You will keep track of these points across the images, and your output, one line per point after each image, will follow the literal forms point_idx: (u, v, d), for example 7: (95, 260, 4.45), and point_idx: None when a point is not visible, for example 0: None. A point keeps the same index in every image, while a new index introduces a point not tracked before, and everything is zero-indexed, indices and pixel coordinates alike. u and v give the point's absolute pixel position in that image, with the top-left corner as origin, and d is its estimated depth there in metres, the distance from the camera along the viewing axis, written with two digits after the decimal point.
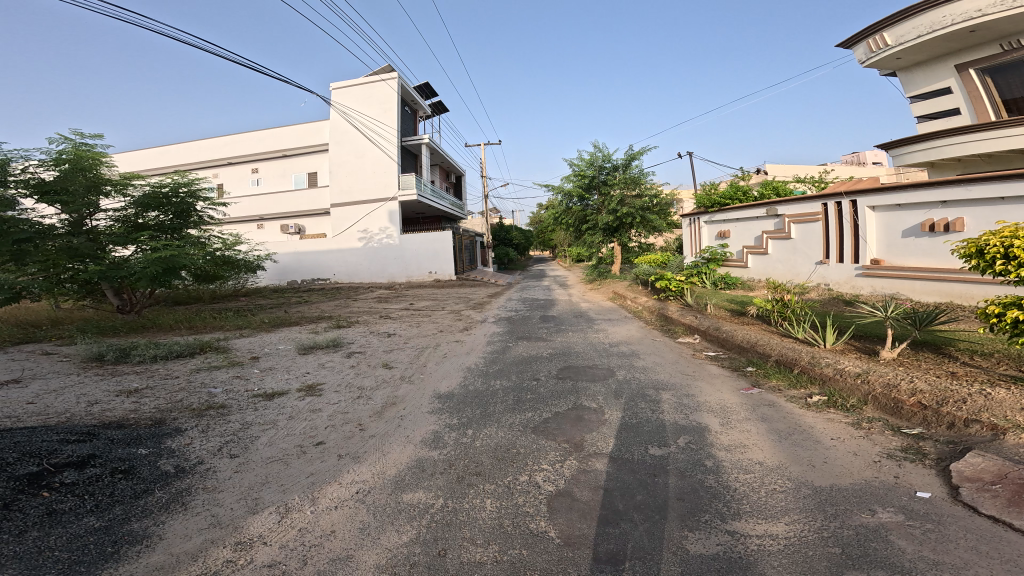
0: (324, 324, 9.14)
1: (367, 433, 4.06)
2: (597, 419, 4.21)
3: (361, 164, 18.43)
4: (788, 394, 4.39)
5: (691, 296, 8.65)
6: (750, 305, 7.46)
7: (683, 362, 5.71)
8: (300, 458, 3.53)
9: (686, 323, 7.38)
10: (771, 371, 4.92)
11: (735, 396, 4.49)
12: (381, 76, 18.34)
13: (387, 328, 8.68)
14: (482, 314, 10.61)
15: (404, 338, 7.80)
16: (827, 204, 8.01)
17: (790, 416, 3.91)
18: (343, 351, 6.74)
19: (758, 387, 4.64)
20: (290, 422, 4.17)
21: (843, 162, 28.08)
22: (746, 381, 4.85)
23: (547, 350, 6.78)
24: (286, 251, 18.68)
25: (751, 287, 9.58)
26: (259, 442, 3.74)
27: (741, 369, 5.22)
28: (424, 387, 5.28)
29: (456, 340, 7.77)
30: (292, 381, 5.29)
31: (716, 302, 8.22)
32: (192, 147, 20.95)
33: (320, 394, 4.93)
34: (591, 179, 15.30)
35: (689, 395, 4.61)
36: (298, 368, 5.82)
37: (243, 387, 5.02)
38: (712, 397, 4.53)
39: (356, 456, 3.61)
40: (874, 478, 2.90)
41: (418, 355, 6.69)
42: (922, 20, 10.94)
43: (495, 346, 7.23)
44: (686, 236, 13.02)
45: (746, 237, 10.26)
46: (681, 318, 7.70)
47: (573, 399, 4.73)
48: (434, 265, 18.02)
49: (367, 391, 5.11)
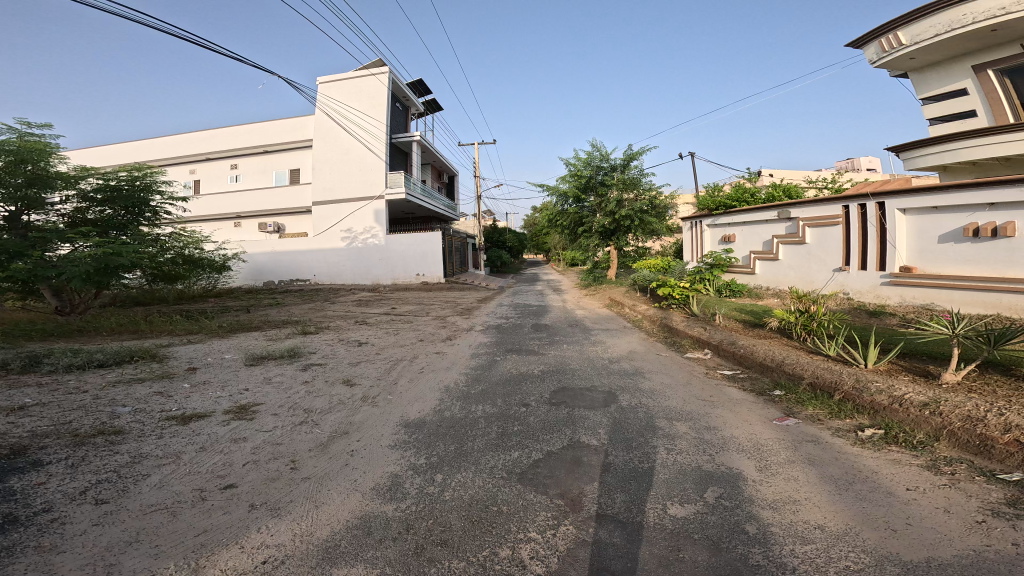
0: (288, 329, 8.22)
1: (303, 474, 3.19)
2: (598, 462, 3.39)
3: (346, 160, 17.51)
4: (832, 425, 3.68)
5: (697, 305, 7.86)
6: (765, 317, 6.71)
7: (696, 384, 4.92)
8: (192, 508, 2.67)
9: (693, 336, 6.60)
10: (805, 398, 4.16)
11: (769, 430, 3.73)
12: (370, 70, 17.50)
13: (360, 336, 7.77)
14: (468, 321, 9.73)
15: (377, 348, 6.91)
16: (848, 206, 7.33)
17: (844, 457, 3.22)
18: (300, 363, 5.84)
19: (794, 419, 3.89)
20: (198, 457, 3.29)
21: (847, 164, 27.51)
22: (778, 411, 4.06)
23: (538, 367, 5.94)
24: (262, 250, 17.62)
25: (759, 295, 8.87)
26: (146, 483, 2.87)
27: (767, 393, 4.45)
28: (391, 413, 4.42)
29: (437, 352, 6.90)
30: (222, 401, 4.40)
31: (725, 312, 7.48)
32: (167, 141, 19.89)
33: (253, 419, 4.03)
34: (587, 179, 14.50)
35: (711, 430, 3.83)
36: (236, 384, 4.92)
37: (159, 408, 4.15)
38: (739, 433, 3.73)
39: (275, 508, 2.74)
40: (985, 546, 2.19)
41: (390, 370, 5.79)
42: (940, 18, 10.68)
43: (480, 360, 6.39)
44: (687, 240, 12.30)
45: (753, 242, 9.57)
46: (688, 330, 6.90)
47: (567, 433, 3.90)
48: (422, 266, 17.12)
49: (315, 416, 4.22)
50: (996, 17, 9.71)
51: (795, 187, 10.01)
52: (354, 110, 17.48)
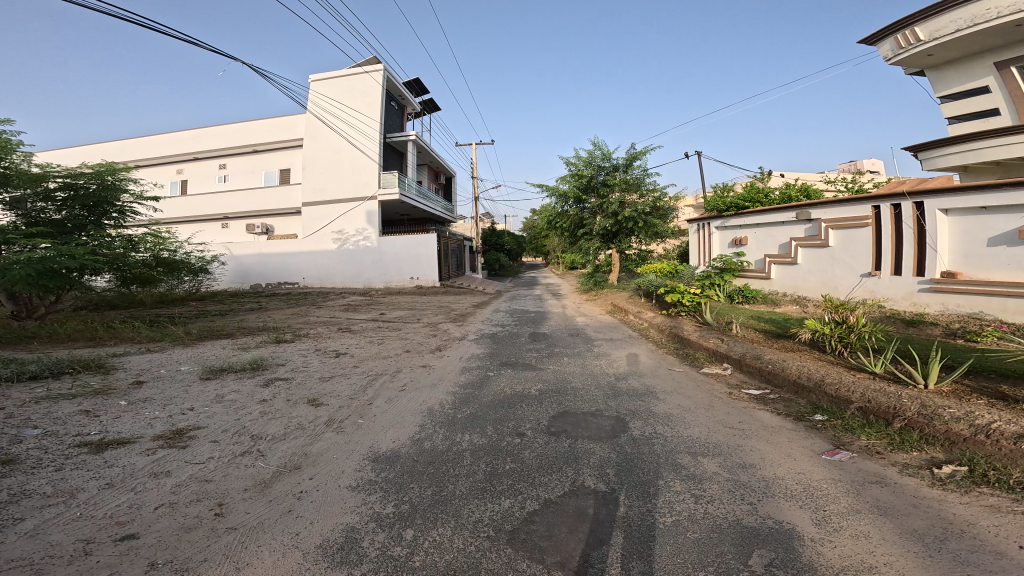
0: (262, 337, 7.56)
1: (228, 523, 2.67)
2: (595, 510, 2.79)
3: (337, 160, 16.88)
4: (896, 460, 3.06)
5: (710, 313, 7.17)
6: (790, 328, 6.04)
7: (724, 409, 4.24)
8: (66, 564, 2.23)
9: (709, 347, 5.90)
10: (856, 426, 3.53)
11: (819, 468, 3.09)
12: (363, 67, 16.92)
13: (340, 345, 7.09)
14: (461, 329, 9.05)
15: (357, 359, 6.22)
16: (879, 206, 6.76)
17: (923, 503, 2.58)
18: (264, 378, 5.16)
19: (848, 452, 3.25)
20: (97, 497, 2.84)
21: (857, 164, 26.72)
22: (828, 442, 3.43)
23: (535, 384, 5.27)
24: (249, 252, 16.95)
25: (775, 301, 8.22)
26: (15, 532, 2.43)
27: (808, 419, 3.84)
28: (357, 442, 3.81)
29: (423, 364, 6.21)
30: (154, 424, 3.87)
31: (741, 321, 6.81)
32: (154, 139, 19.29)
33: (183, 448, 3.50)
34: (588, 180, 13.86)
35: (746, 469, 3.19)
36: (176, 404, 4.34)
37: (73, 432, 3.64)
38: (785, 472, 3.09)
39: (181, 568, 2.26)
40: None
41: (368, 386, 5.13)
42: (962, 12, 10.14)
43: (471, 375, 5.71)
44: (693, 243, 11.62)
45: (768, 245, 8.91)
46: (702, 341, 6.22)
47: (562, 472, 3.29)
48: (416, 269, 16.42)
49: (264, 448, 3.60)
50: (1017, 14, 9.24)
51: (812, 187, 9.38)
52: (346, 108, 16.90)
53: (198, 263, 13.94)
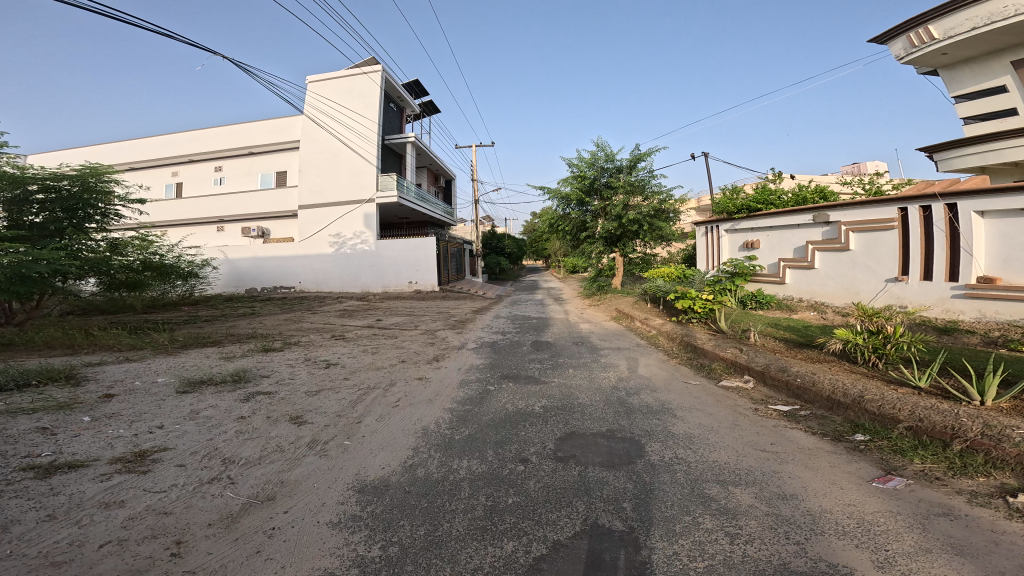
0: (249, 346, 7.14)
1: (184, 566, 2.27)
2: (610, 555, 2.40)
3: (334, 162, 16.54)
4: (960, 488, 2.70)
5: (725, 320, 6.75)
6: (814, 337, 5.64)
7: (752, 428, 3.86)
8: None
9: (727, 358, 5.49)
10: (907, 448, 3.19)
11: (872, 499, 2.74)
12: (362, 68, 16.63)
13: (332, 354, 6.69)
14: (460, 337, 8.65)
15: (348, 370, 5.83)
16: (907, 208, 6.43)
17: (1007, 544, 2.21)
18: (247, 392, 4.77)
19: (903, 479, 2.90)
20: (33, 531, 2.43)
21: (863, 165, 26.28)
22: (878, 467, 3.07)
23: (540, 400, 4.87)
24: (244, 256, 16.57)
25: (791, 307, 7.82)
26: None
27: (849, 439, 3.48)
28: (341, 468, 3.41)
29: (420, 376, 5.82)
30: (116, 444, 3.47)
31: (759, 328, 6.42)
32: (149, 142, 18.98)
33: (144, 473, 3.10)
34: (591, 182, 13.47)
35: (787, 499, 2.83)
36: (146, 421, 3.95)
37: (24, 452, 3.24)
38: (832, 505, 2.72)
39: None
40: None
41: (359, 401, 4.75)
42: (978, 10, 9.81)
43: (470, 388, 5.31)
44: (700, 246, 11.20)
45: (782, 248, 8.54)
46: (718, 351, 5.81)
47: (572, 507, 2.89)
48: (415, 273, 16.02)
49: (237, 474, 3.21)
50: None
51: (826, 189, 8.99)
52: (344, 110, 16.59)
53: (185, 266, 13.52)
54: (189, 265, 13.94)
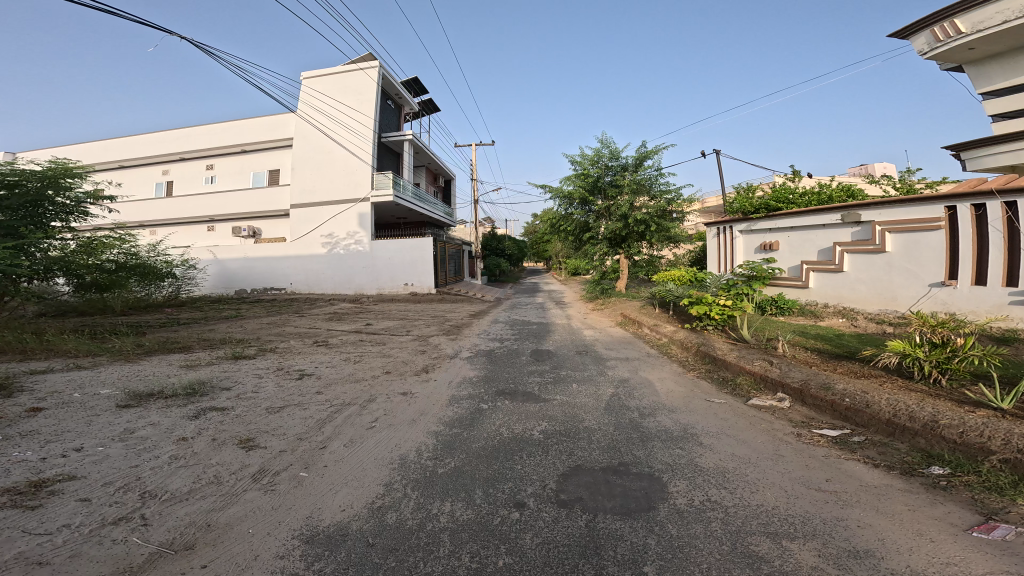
0: (218, 353, 6.49)
1: None
2: None
3: (328, 160, 15.94)
4: None
5: (747, 328, 6.07)
6: (855, 348, 4.98)
7: (799, 461, 3.19)
8: None
9: (754, 372, 4.82)
10: (1006, 485, 2.54)
11: (978, 557, 2.08)
12: (358, 64, 16.05)
13: (308, 363, 6.04)
14: (454, 344, 7.98)
15: (324, 383, 5.18)
16: (955, 207, 5.85)
17: None
18: (199, 411, 4.13)
19: (1012, 527, 2.24)
20: None
21: (872, 166, 25.62)
22: (974, 510, 2.41)
23: (540, 425, 4.22)
24: (233, 257, 15.97)
25: (816, 313, 7.16)
26: None
27: (925, 473, 2.82)
28: (288, 510, 2.78)
29: (404, 391, 5.16)
30: (13, 473, 2.86)
31: (787, 337, 5.73)
32: (140, 139, 18.49)
33: (35, 510, 2.52)
34: (595, 180, 12.78)
35: (862, 558, 2.17)
36: (63, 442, 3.34)
37: None
38: (926, 565, 2.07)
39: None
40: None
41: (327, 423, 4.12)
42: (1010, 3, 9.19)
43: (461, 409, 4.65)
44: (711, 248, 10.54)
45: (806, 250, 7.89)
46: (743, 363, 5.13)
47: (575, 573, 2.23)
48: (410, 275, 15.29)
49: (154, 514, 2.61)
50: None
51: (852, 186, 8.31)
52: (339, 107, 16.02)
53: (161, 267, 12.83)
54: (168, 266, 13.20)
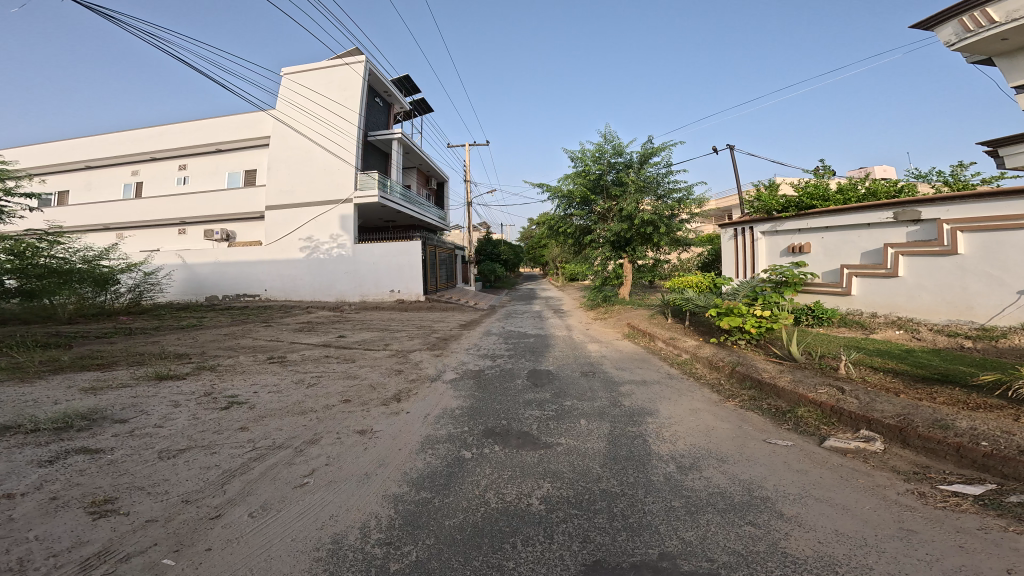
0: (141, 373, 5.31)
1: None
2: None
3: (309, 158, 14.81)
4: None
5: (795, 344, 5.05)
6: (948, 372, 4.01)
7: (946, 542, 2.18)
8: None
9: (822, 402, 3.84)
10: None
11: None
12: (343, 59, 15.00)
13: (252, 390, 4.87)
14: (438, 361, 6.84)
15: (257, 416, 4.09)
16: None
17: None
18: (65, 459, 2.98)
19: None
20: None
21: (878, 170, 24.82)
22: None
23: (544, 488, 3.11)
24: (204, 262, 14.81)
25: (864, 325, 6.13)
26: None
27: None
28: None
29: (363, 429, 4.05)
30: None
31: (850, 355, 4.69)
32: (107, 138, 17.31)
33: None
34: (596, 178, 11.73)
35: None
36: None
37: None
38: None
39: None
40: None
41: (237, 476, 3.04)
42: None
43: (440, 462, 3.54)
44: (727, 252, 9.55)
45: (847, 253, 6.91)
46: (802, 393, 4.07)
47: None
48: (397, 281, 14.10)
49: None
50: (999, 23, 4.75)
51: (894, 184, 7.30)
52: (322, 103, 14.94)
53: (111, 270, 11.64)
54: (122, 272, 11.93)
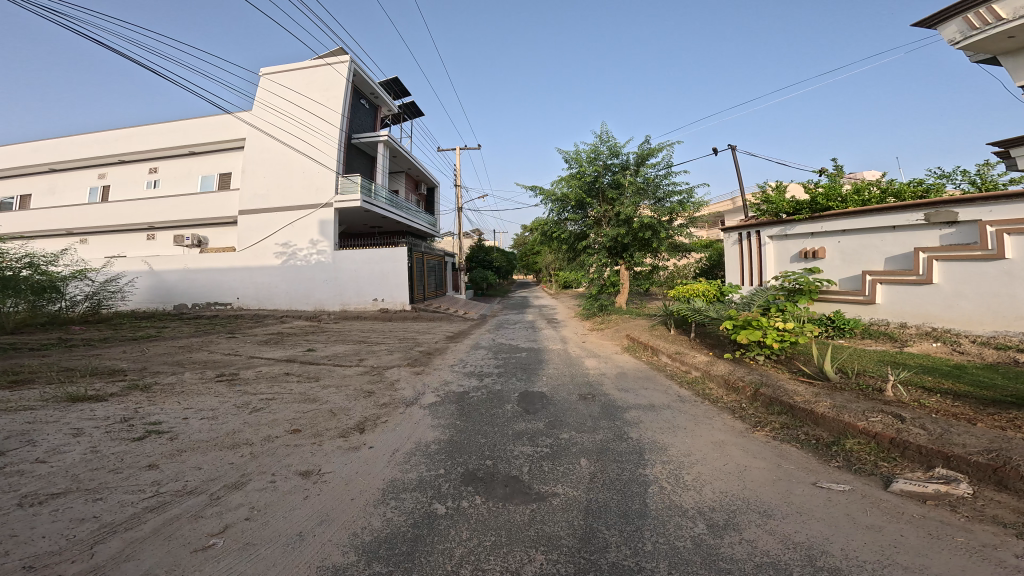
0: (54, 398, 4.48)
1: None
2: None
3: (287, 160, 14.01)
4: None
5: (828, 360, 4.42)
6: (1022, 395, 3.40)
7: None
8: None
9: (878, 434, 3.25)
10: None
11: None
12: (326, 59, 14.34)
13: (184, 421, 4.07)
14: (416, 380, 6.03)
15: (174, 450, 3.46)
16: None
17: None
18: None
19: None
20: None
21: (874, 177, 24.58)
22: None
23: (540, 561, 2.35)
24: (173, 267, 13.98)
25: (895, 338, 5.48)
26: None
27: None
28: None
29: (307, 470, 3.32)
30: None
31: (895, 373, 4.07)
32: (73, 140, 16.36)
33: None
34: (591, 181, 11.12)
35: None
36: None
37: None
38: None
39: None
40: None
41: (116, 531, 2.47)
42: None
43: (406, 522, 2.74)
44: (730, 258, 8.94)
45: (870, 259, 6.40)
46: (853, 423, 3.45)
47: None
48: (381, 290, 13.26)
49: None
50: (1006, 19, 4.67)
51: (917, 185, 6.73)
52: (303, 104, 14.21)
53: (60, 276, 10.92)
54: (66, 280, 10.82)
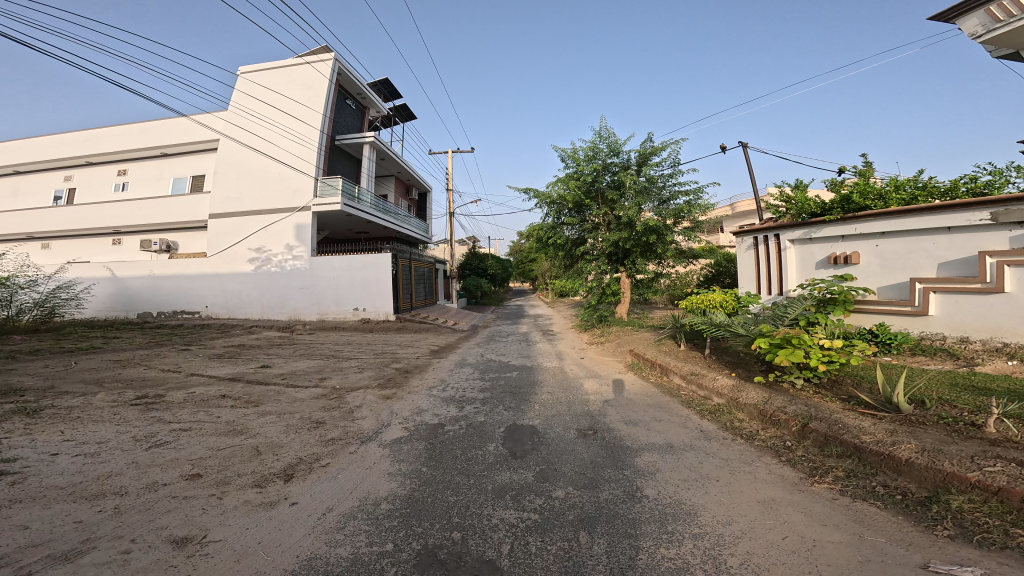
0: None
1: None
2: None
3: (263, 160, 13.10)
4: None
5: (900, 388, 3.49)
6: None
7: None
8: None
9: (1002, 489, 2.34)
10: None
11: None
12: (306, 58, 13.53)
13: (48, 471, 3.12)
14: (382, 407, 5.02)
15: (10, 499, 2.74)
16: None
17: None
18: None
19: None
20: None
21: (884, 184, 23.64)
22: None
23: None
24: (137, 275, 12.92)
25: (956, 357, 4.68)
26: None
27: None
28: None
29: (186, 536, 2.48)
30: None
31: (998, 409, 3.12)
32: (38, 142, 15.38)
33: None
34: (589, 182, 10.30)
35: None
36: None
37: None
38: None
39: None
40: None
41: None
42: None
43: None
44: (744, 264, 8.17)
45: (918, 264, 5.59)
46: (965, 475, 2.50)
47: None
48: (362, 299, 12.25)
49: None
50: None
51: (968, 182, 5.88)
52: (282, 103, 13.37)
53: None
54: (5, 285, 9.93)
